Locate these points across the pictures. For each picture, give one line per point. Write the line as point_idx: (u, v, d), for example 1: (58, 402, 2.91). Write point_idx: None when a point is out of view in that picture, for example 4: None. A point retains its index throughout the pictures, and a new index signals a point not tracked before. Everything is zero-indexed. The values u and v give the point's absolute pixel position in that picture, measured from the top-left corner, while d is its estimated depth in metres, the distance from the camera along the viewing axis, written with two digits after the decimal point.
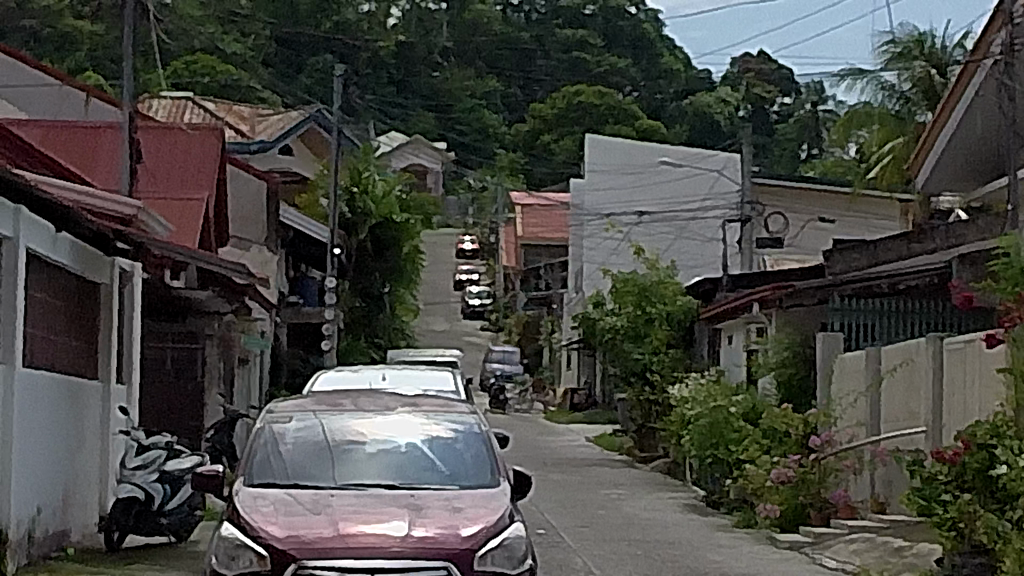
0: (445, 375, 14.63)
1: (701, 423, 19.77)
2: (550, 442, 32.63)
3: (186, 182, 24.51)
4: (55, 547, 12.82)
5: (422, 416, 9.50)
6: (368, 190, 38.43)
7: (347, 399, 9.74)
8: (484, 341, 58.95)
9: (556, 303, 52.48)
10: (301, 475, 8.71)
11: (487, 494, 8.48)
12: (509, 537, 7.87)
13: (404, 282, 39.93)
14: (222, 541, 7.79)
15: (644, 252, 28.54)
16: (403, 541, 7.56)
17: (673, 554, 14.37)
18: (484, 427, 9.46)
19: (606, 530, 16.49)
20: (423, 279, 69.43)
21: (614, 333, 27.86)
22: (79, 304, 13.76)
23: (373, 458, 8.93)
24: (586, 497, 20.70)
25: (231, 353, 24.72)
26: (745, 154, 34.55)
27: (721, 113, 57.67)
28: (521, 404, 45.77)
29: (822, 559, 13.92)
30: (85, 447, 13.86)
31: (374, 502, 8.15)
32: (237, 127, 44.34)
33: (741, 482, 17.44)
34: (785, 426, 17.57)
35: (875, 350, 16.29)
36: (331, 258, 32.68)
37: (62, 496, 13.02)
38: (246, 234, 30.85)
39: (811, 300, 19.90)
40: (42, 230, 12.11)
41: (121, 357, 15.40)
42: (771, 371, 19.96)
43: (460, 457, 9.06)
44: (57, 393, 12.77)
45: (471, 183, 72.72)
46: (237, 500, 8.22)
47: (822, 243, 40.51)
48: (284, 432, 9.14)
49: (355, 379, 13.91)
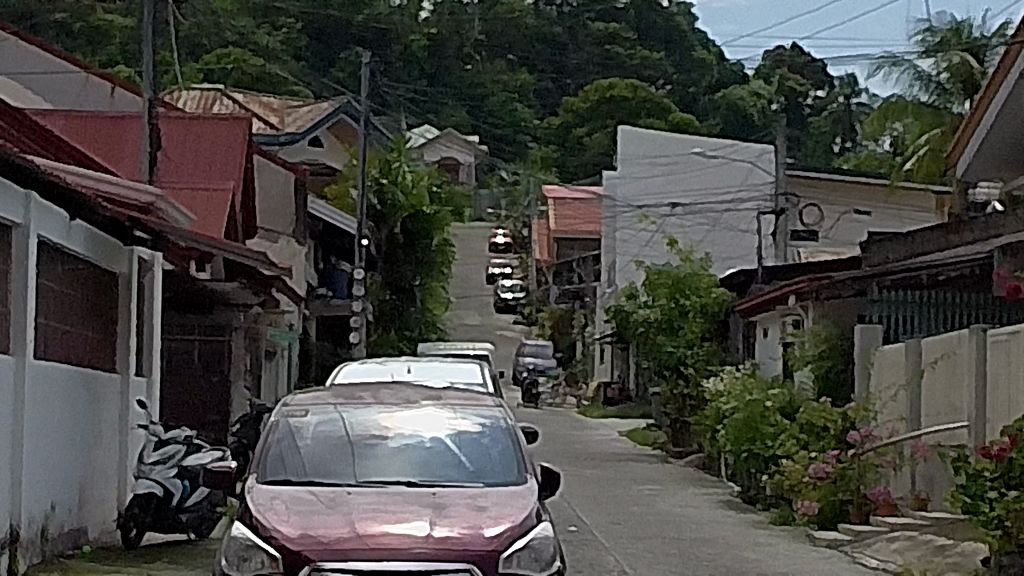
0: (474, 368, 14.20)
1: (736, 418, 19.33)
2: (581, 435, 32.28)
3: (213, 173, 24.14)
4: (71, 545, 12.43)
5: (448, 410, 9.07)
6: (398, 181, 38.01)
7: (368, 392, 9.31)
8: (517, 335, 58.56)
9: (589, 296, 52.08)
10: (318, 472, 8.29)
11: (515, 492, 8.05)
12: (536, 538, 7.45)
13: (434, 274, 39.53)
14: (232, 540, 7.38)
15: (677, 243, 28.10)
16: (423, 541, 7.14)
17: (707, 552, 13.93)
18: (510, 419, 9.03)
19: (639, 527, 16.08)
20: (456, 274, 69.09)
21: (646, 326, 27.36)
22: (96, 294, 13.40)
23: (394, 455, 8.50)
24: (620, 493, 20.28)
25: (258, 346, 24.33)
26: (780, 145, 34.09)
27: (754, 106, 57.06)
28: (554, 398, 45.33)
29: (862, 558, 13.46)
30: (102, 440, 13.46)
31: (391, 500, 7.74)
32: (267, 119, 44.09)
33: (778, 478, 17.01)
34: (823, 422, 17.10)
35: (916, 341, 15.84)
36: (361, 251, 32.29)
37: (78, 493, 12.65)
38: (274, 226, 30.53)
39: (849, 291, 19.42)
40: (54, 218, 11.74)
41: (141, 349, 15.01)
42: (806, 364, 19.48)
43: (486, 453, 8.63)
44: (71, 385, 12.38)
45: (503, 177, 72.43)
46: (251, 498, 7.81)
47: (855, 235, 39.96)
48: (302, 426, 8.72)
49: (378, 372, 13.50)
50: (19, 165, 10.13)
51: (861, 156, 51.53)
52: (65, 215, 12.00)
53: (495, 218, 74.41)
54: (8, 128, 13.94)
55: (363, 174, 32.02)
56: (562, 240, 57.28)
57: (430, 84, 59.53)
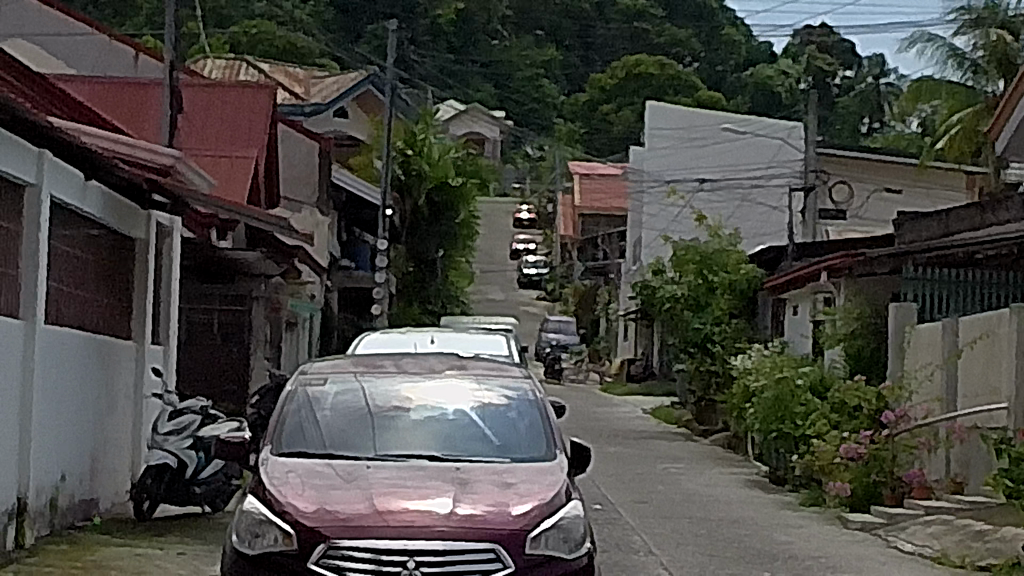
0: (499, 340, 13.79)
1: (765, 396, 18.90)
2: (604, 413, 31.80)
3: (237, 140, 23.74)
4: (81, 517, 12.06)
5: (472, 381, 8.67)
6: (424, 153, 37.60)
7: (389, 361, 8.91)
8: (541, 311, 58.08)
9: (614, 272, 51.60)
10: (336, 445, 7.90)
11: (542, 468, 7.65)
12: (564, 517, 7.02)
13: (458, 247, 39.14)
14: (243, 516, 6.98)
15: (706, 219, 27.59)
16: (449, 520, 6.74)
17: (735, 533, 13.52)
18: (539, 393, 8.63)
19: (667, 507, 15.69)
20: (480, 248, 68.63)
21: (674, 302, 26.84)
22: (111, 259, 13.00)
23: (416, 428, 8.10)
24: (645, 471, 19.89)
25: (279, 316, 23.95)
26: (811, 121, 33.51)
27: (781, 85, 56.50)
28: (576, 374, 44.92)
29: (898, 542, 13.06)
30: (116, 408, 13.08)
31: (413, 475, 7.32)
32: (293, 90, 43.73)
33: (808, 458, 16.60)
34: (857, 401, 16.69)
35: (952, 322, 15.41)
36: (384, 222, 31.84)
37: (90, 462, 12.27)
38: (297, 195, 30.13)
39: (882, 270, 19.01)
40: (69, 178, 11.34)
41: (157, 317, 14.60)
42: (838, 343, 19.06)
43: (512, 427, 8.22)
44: (84, 352, 12.00)
45: (530, 151, 71.94)
46: (262, 470, 7.42)
47: (886, 213, 39.29)
48: (320, 396, 8.32)
49: (398, 343, 13.12)
50: (34, 123, 9.74)
51: (889, 136, 51.00)
52: (81, 175, 11.58)
53: (521, 193, 73.88)
54: (22, 85, 13.54)
55: (388, 145, 31.54)
56: (588, 216, 56.77)
57: (459, 60, 58.96)
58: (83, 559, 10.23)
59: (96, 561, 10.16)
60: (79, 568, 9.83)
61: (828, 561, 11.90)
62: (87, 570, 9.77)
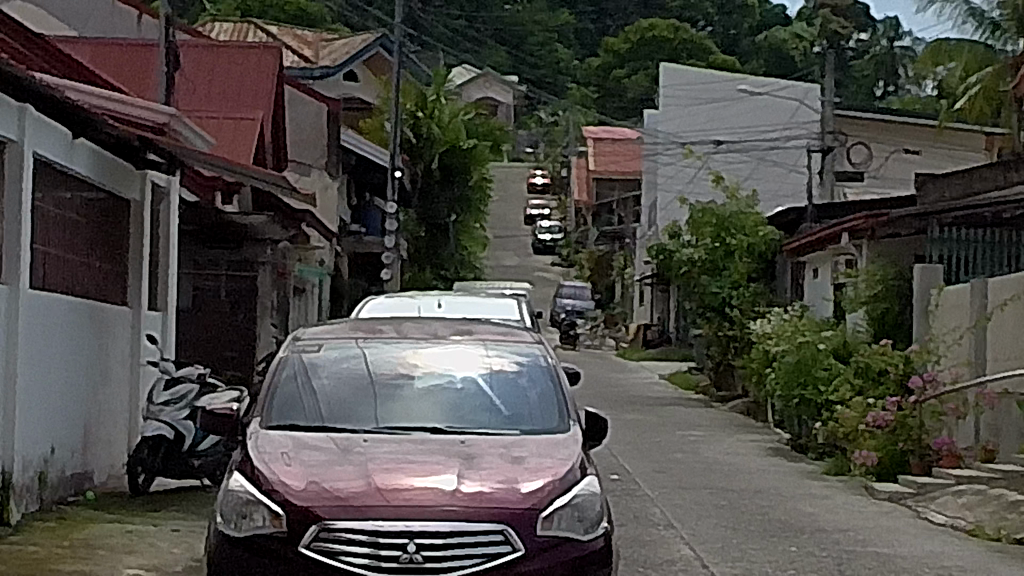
0: (510, 303, 13.20)
1: (786, 360, 18.31)
2: (621, 379, 31.19)
3: (243, 103, 23.17)
4: (74, 492, 11.53)
5: (480, 347, 8.08)
6: (436, 116, 37.05)
7: (390, 324, 8.33)
8: (555, 276, 57.40)
9: (629, 237, 50.91)
10: (335, 417, 7.34)
11: (557, 440, 7.07)
12: (579, 494, 6.44)
13: (471, 210, 38.52)
14: (229, 494, 6.41)
15: (723, 180, 26.84)
16: (456, 498, 6.17)
17: (759, 505, 12.94)
18: (552, 358, 8.04)
19: (686, 477, 15.11)
20: (493, 213, 67.94)
21: (690, 266, 26.18)
22: (103, 221, 12.44)
23: (419, 398, 7.54)
24: (664, 438, 19.34)
25: (286, 283, 23.36)
26: (829, 80, 32.71)
27: (796, 48, 55.53)
28: (593, 341, 44.29)
29: (928, 513, 12.50)
30: (111, 378, 12.53)
31: (415, 449, 6.75)
32: (301, 54, 43.20)
33: (832, 425, 16.03)
34: (883, 365, 16.10)
35: (981, 283, 14.81)
36: (394, 183, 31.22)
37: (83, 434, 11.74)
38: (305, 158, 29.57)
39: (907, 230, 18.42)
40: (55, 135, 10.80)
41: (155, 282, 14.04)
42: (860, 306, 18.45)
43: (522, 396, 7.64)
44: (74, 318, 11.45)
45: (544, 115, 71.25)
46: (251, 443, 6.84)
47: (906, 174, 38.30)
48: (316, 363, 7.76)
49: (405, 307, 12.55)
50: (14, 77, 9.20)
51: (905, 100, 50.26)
52: (68, 132, 11.05)
53: (535, 158, 73.21)
54: (10, 40, 13.00)
55: (396, 106, 30.85)
56: (602, 180, 56.01)
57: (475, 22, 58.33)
58: (72, 537, 9.66)
59: (86, 539, 9.58)
60: (68, 547, 9.26)
61: (856, 534, 11.34)
62: (77, 549, 9.20)
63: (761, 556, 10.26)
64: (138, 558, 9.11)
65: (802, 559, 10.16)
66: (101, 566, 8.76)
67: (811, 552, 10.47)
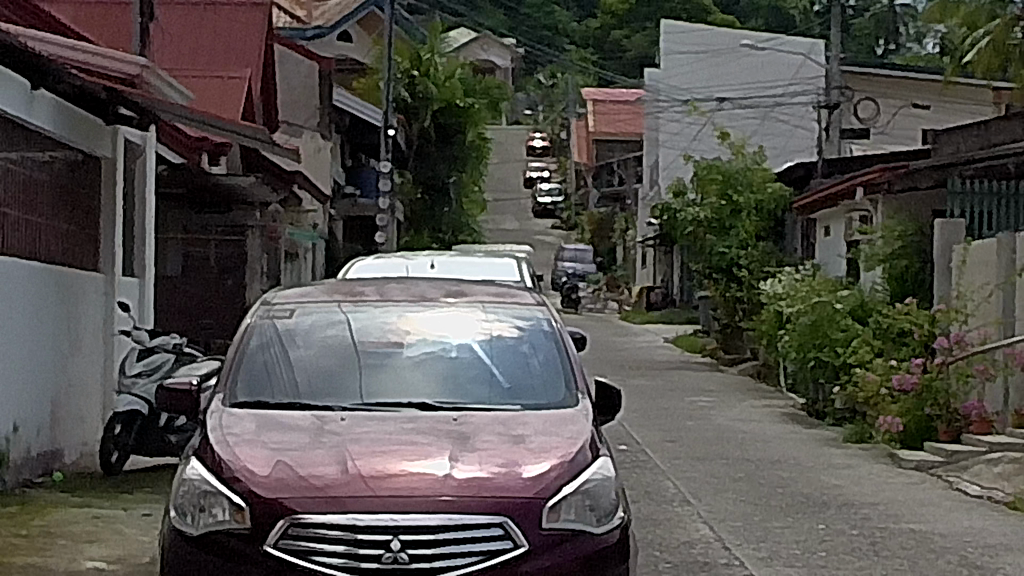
0: (510, 263, 12.27)
1: (800, 321, 17.37)
2: (624, 343, 30.22)
3: (229, 58, 22.17)
4: (40, 472, 10.69)
5: (477, 310, 7.20)
6: (431, 73, 36.09)
7: (372, 288, 7.43)
8: (556, 239, 56.48)
9: (630, 198, 49.84)
10: (312, 394, 6.47)
11: (565, 416, 6.20)
12: (590, 479, 5.57)
13: (469, 170, 37.64)
14: (186, 485, 5.54)
15: (728, 135, 25.69)
16: (449, 485, 5.30)
17: (782, 477, 12.06)
18: (558, 321, 7.17)
19: (697, 445, 14.24)
20: (492, 176, 67.06)
21: (696, 224, 25.19)
22: (71, 181, 11.58)
23: (411, 368, 6.67)
24: (671, 404, 18.49)
25: (277, 245, 22.44)
26: (834, 33, 31.54)
27: (795, 9, 54.32)
28: (595, 304, 43.40)
29: (961, 484, 11.64)
30: (82, 350, 11.66)
31: (402, 429, 5.87)
32: (295, 15, 42.44)
33: (851, 389, 15.21)
34: (907, 324, 15.24)
35: (1008, 237, 13.83)
36: (387, 141, 30.26)
37: (50, 410, 10.88)
38: (297, 119, 28.70)
39: (927, 182, 17.52)
40: (11, 90, 9.93)
41: (131, 247, 13.19)
42: (877, 264, 17.55)
43: (524, 364, 6.76)
44: (37, 286, 10.59)
45: (544, 76, 70.26)
46: (212, 426, 5.94)
47: (914, 131, 36.73)
48: (290, 329, 6.91)
49: (394, 269, 11.69)
50: None
51: (907, 57, 49.02)
52: (28, 83, 10.17)
53: (534, 120, 72.17)
54: None
55: (392, 63, 29.93)
56: (602, 141, 55.06)
57: None
58: (31, 524, 8.79)
59: (47, 526, 8.71)
60: (24, 536, 8.39)
61: (886, 509, 10.47)
62: (33, 539, 8.34)
63: (787, 535, 9.36)
64: (100, 548, 8.23)
65: (833, 538, 9.27)
66: (59, 559, 7.89)
67: (841, 529, 9.59)
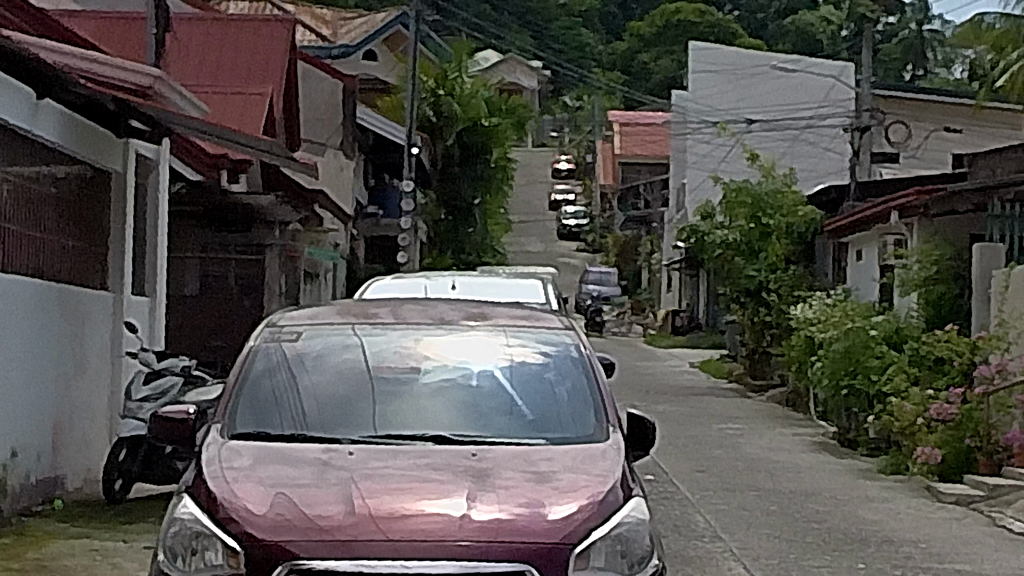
0: (533, 284, 11.78)
1: (832, 348, 16.82)
2: (650, 368, 29.68)
3: (250, 75, 21.68)
4: (41, 499, 10.22)
5: (501, 334, 6.70)
6: (455, 92, 35.62)
7: (386, 309, 6.94)
8: (580, 262, 55.90)
9: (656, 221, 49.23)
10: (321, 425, 5.98)
11: (591, 452, 5.69)
12: (621, 523, 5.08)
13: (493, 192, 37.13)
14: (177, 525, 5.05)
15: (758, 157, 25.17)
16: (466, 528, 4.80)
17: (816, 510, 11.54)
18: (586, 347, 6.67)
19: (727, 476, 13.71)
20: (517, 198, 66.56)
21: (725, 248, 24.68)
22: (78, 194, 11.11)
23: (430, 397, 6.18)
24: (699, 432, 17.96)
25: (296, 265, 21.95)
26: (866, 54, 30.90)
27: (824, 33, 53.63)
28: (619, 327, 42.86)
29: (1004, 520, 11.09)
30: (88, 372, 11.20)
31: (415, 464, 5.38)
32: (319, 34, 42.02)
33: (886, 419, 14.69)
34: (948, 352, 14.68)
35: None
36: (410, 160, 29.76)
37: (52, 434, 10.42)
38: (317, 136, 28.19)
39: (965, 205, 16.99)
40: (14, 97, 9.48)
41: (143, 266, 12.75)
42: (912, 289, 17.03)
43: (550, 393, 6.26)
44: (40, 303, 10.14)
45: (569, 98, 69.68)
46: (209, 460, 5.44)
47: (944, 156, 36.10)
48: (298, 354, 6.42)
49: (412, 289, 11.20)
50: None
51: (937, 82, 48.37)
52: (32, 92, 9.71)
53: (560, 142, 71.68)
54: None
55: (416, 80, 29.41)
56: (627, 163, 54.47)
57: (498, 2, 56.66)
58: (23, 556, 8.30)
59: (40, 559, 8.22)
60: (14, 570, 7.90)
61: (929, 546, 9.96)
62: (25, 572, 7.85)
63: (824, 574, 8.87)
64: None
65: None
66: None
67: (880, 568, 9.09)
